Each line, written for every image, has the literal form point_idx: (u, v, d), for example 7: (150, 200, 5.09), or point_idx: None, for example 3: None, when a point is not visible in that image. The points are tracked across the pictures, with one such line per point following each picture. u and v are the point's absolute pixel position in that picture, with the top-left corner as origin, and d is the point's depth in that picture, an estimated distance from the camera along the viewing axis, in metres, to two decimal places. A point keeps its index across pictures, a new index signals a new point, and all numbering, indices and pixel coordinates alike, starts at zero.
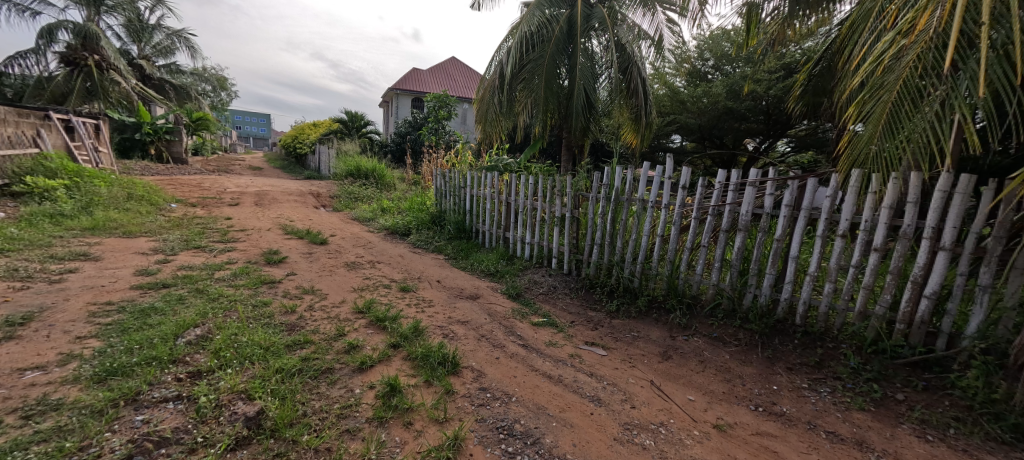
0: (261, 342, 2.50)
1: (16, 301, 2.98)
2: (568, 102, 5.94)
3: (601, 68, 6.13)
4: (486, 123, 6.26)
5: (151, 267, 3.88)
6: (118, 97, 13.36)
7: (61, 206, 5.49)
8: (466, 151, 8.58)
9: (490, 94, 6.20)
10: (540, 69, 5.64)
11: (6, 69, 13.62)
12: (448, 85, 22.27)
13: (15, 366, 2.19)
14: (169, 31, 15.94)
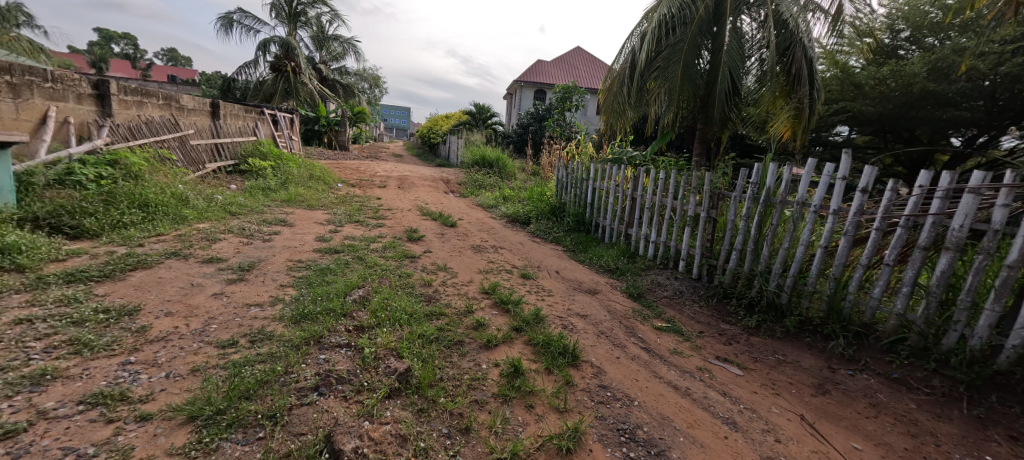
0: (405, 309, 2.86)
1: (243, 253, 3.93)
2: (709, 90, 5.34)
3: (751, 50, 5.40)
4: (612, 114, 5.99)
5: (326, 235, 4.73)
6: (306, 96, 16.56)
7: (269, 181, 7.02)
8: (589, 143, 8.41)
9: (619, 84, 5.91)
10: (679, 55, 5.16)
11: (238, 76, 17.66)
12: (574, 76, 22.18)
13: (244, 302, 2.90)
14: (345, 39, 18.38)
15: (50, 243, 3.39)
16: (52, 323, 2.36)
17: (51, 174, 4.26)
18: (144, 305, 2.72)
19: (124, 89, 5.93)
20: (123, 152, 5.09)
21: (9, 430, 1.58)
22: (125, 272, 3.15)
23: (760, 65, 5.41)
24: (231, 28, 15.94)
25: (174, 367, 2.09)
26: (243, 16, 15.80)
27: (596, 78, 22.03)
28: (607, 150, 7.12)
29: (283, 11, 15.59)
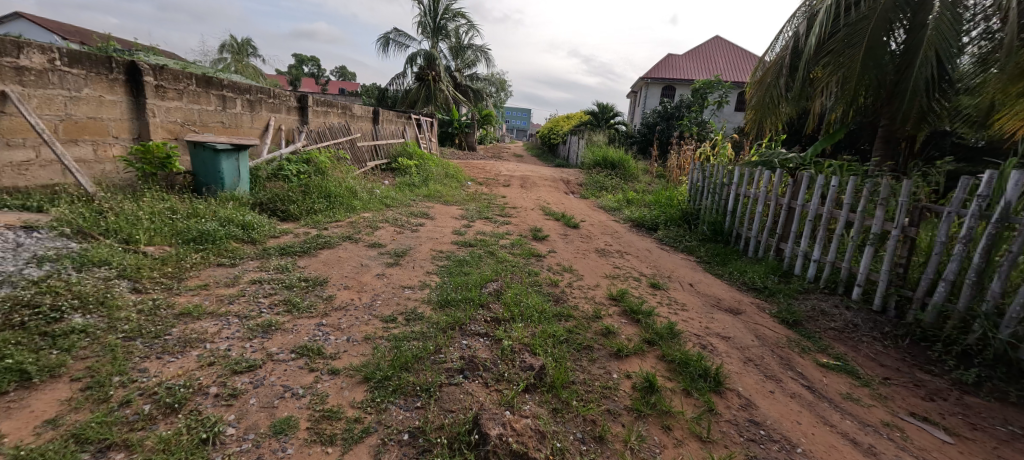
0: (535, 306, 2.94)
1: (398, 241, 4.51)
2: (901, 78, 4.25)
3: (972, 22, 4.07)
4: (763, 110, 5.26)
5: (461, 229, 5.14)
6: (443, 102, 17.69)
7: (413, 178, 7.93)
8: (728, 144, 7.48)
9: (774, 75, 5.13)
10: (857, 37, 4.23)
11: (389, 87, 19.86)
12: (716, 69, 20.13)
13: (400, 284, 3.32)
14: (477, 48, 19.23)
15: (270, 223, 4.38)
16: (272, 286, 3.04)
17: (268, 170, 5.59)
18: (329, 278, 3.32)
19: (317, 101, 7.29)
20: (313, 152, 6.33)
21: (251, 365, 2.09)
22: (316, 250, 3.90)
23: (988, 40, 4.06)
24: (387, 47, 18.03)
25: (352, 333, 2.50)
26: (398, 34, 17.96)
27: (742, 70, 19.66)
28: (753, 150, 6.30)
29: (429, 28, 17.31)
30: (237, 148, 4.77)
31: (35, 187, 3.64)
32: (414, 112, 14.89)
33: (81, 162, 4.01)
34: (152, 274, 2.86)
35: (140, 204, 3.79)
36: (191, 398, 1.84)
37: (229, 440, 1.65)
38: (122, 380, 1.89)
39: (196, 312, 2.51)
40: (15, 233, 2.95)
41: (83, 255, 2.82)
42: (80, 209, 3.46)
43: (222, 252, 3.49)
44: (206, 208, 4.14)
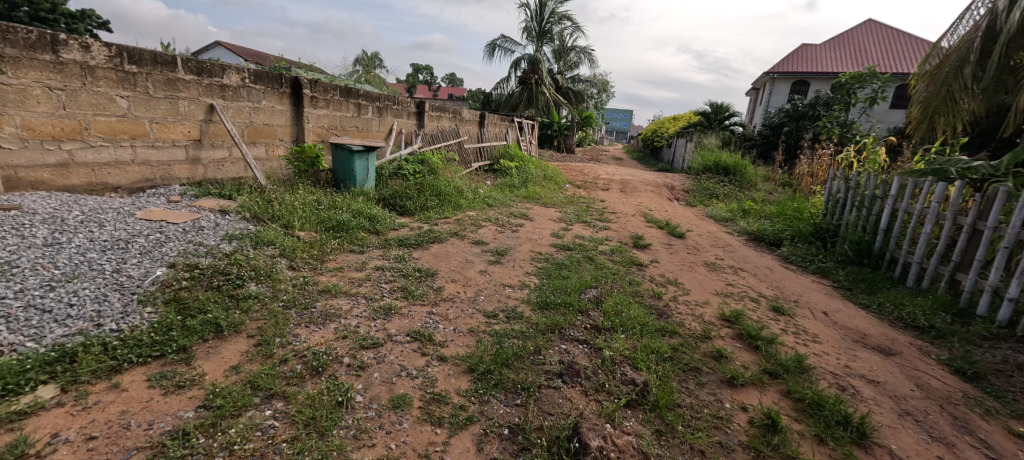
0: (637, 318, 2.80)
1: (499, 240, 4.67)
2: None
3: None
4: (936, 106, 4.30)
5: (559, 232, 5.14)
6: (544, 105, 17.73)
7: (514, 179, 8.14)
8: (881, 148, 6.26)
9: (955, 62, 4.15)
10: None
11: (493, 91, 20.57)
12: (868, 59, 17.14)
13: (500, 282, 3.44)
14: (580, 49, 18.74)
15: (391, 217, 4.87)
16: (391, 273, 3.38)
17: (390, 169, 6.24)
18: (438, 271, 3.58)
19: (432, 106, 7.90)
20: (427, 154, 6.89)
21: (375, 342, 2.36)
22: (427, 244, 4.23)
23: None
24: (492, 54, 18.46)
25: (458, 324, 2.67)
26: (504, 41, 17.44)
27: (905, 60, 16.46)
28: (918, 156, 5.21)
29: (533, 33, 17.32)
30: (368, 149, 5.39)
31: (228, 179, 4.59)
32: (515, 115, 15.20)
33: (257, 160, 4.91)
34: (302, 255, 3.38)
35: (296, 196, 4.51)
36: (330, 364, 2.15)
37: (357, 406, 1.90)
38: (281, 341, 2.28)
39: (334, 290, 2.91)
40: (213, 215, 3.72)
41: (256, 235, 3.45)
42: (256, 198, 4.23)
43: (353, 240, 3.98)
44: (342, 201, 4.77)
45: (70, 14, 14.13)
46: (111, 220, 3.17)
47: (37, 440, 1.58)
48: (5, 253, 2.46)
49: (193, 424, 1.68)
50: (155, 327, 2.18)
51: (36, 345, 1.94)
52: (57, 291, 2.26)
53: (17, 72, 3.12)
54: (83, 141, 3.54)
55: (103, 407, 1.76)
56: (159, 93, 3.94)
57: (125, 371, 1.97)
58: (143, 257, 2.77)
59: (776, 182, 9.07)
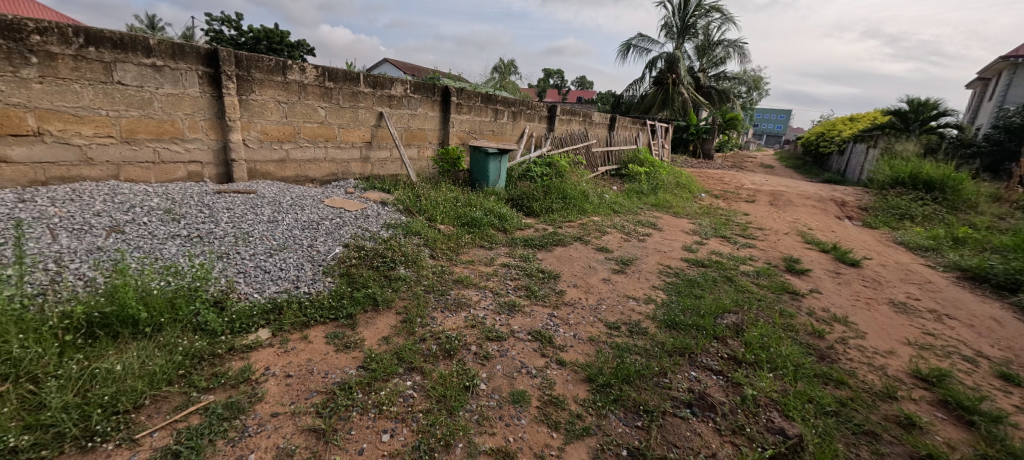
0: (789, 356, 2.41)
1: (624, 248, 4.49)
2: None
3: None
4: None
5: (692, 245, 4.72)
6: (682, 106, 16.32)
7: (643, 185, 7.74)
8: None
9: None
10: None
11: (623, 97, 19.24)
12: None
13: (625, 293, 3.30)
14: (729, 42, 16.93)
15: (518, 217, 5.07)
16: (516, 272, 3.51)
17: (519, 170, 6.50)
18: (561, 274, 3.59)
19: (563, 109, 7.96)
20: (556, 156, 6.99)
21: (499, 335, 2.48)
22: (551, 246, 4.27)
23: None
24: (628, 53, 17.70)
25: (578, 331, 2.65)
26: (640, 41, 16.67)
27: None
28: None
29: (676, 28, 16.14)
30: (502, 152, 5.68)
31: (387, 175, 5.32)
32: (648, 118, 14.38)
33: (411, 160, 5.58)
34: (442, 246, 3.73)
35: (439, 192, 4.99)
36: (460, 349, 2.33)
37: (481, 394, 2.03)
38: (421, 321, 2.55)
39: (466, 281, 3.14)
40: (376, 206, 4.35)
41: (407, 226, 3.91)
42: (408, 193, 4.80)
43: (483, 236, 4.24)
44: (476, 199, 5.13)
45: (291, 45, 17.80)
46: (309, 205, 3.93)
47: (257, 369, 2.05)
48: (245, 224, 3.25)
49: (354, 381, 2.01)
50: (333, 294, 2.65)
51: (259, 295, 2.52)
52: (274, 257, 2.91)
53: (260, 91, 4.07)
54: (295, 142, 4.46)
55: (297, 353, 2.20)
56: (346, 104, 4.74)
57: (312, 327, 2.43)
58: (328, 236, 3.38)
59: (1013, 205, 6.92)
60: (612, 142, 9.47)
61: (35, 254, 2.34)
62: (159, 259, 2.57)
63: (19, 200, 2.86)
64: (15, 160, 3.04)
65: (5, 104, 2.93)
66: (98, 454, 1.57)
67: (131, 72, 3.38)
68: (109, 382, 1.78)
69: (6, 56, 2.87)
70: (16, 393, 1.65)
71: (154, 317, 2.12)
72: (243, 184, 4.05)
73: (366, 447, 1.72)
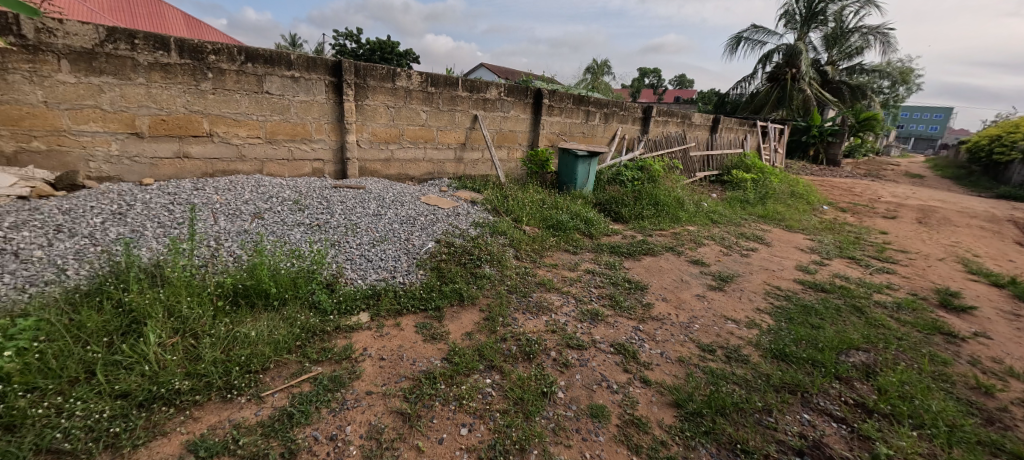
0: (939, 411, 1.97)
1: (723, 263, 4.07)
2: None
3: None
4: None
5: (809, 266, 4.13)
6: (803, 104, 14.32)
7: (749, 194, 6.98)
8: None
9: None
10: None
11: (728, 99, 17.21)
12: None
13: (723, 313, 2.98)
14: (869, 29, 14.62)
15: (605, 222, 4.88)
16: (601, 279, 3.37)
17: (609, 174, 6.28)
18: (650, 285, 3.37)
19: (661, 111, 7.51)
20: (649, 160, 6.62)
21: (580, 344, 2.39)
22: (640, 255, 4.03)
23: None
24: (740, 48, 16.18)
25: (666, 349, 2.45)
26: (754, 32, 15.11)
27: None
28: None
29: (801, 16, 14.39)
30: (591, 155, 5.54)
31: (477, 176, 5.49)
32: (760, 117, 12.94)
33: (501, 162, 5.70)
34: (526, 247, 3.73)
35: (526, 194, 5.01)
36: (539, 353, 2.28)
37: (558, 402, 1.96)
38: (503, 321, 2.56)
39: (548, 285, 3.09)
40: (466, 204, 4.50)
41: (494, 225, 3.97)
42: (496, 194, 4.88)
43: (569, 240, 4.16)
44: (563, 202, 5.05)
45: (401, 54, 19.27)
46: (407, 201, 4.20)
47: (357, 349, 2.22)
48: (354, 216, 3.57)
49: (438, 371, 2.07)
50: (424, 287, 2.78)
51: (362, 282, 2.74)
52: (377, 248, 3.15)
53: (374, 97, 4.45)
54: (398, 144, 4.80)
55: (391, 338, 2.34)
56: (445, 107, 4.98)
57: (404, 315, 2.57)
58: (422, 230, 3.57)
59: None
60: (715, 145, 8.71)
61: (202, 233, 2.82)
62: (287, 243, 2.93)
63: (194, 188, 3.47)
64: (193, 156, 3.70)
65: (190, 111, 3.58)
66: (235, 405, 1.81)
67: (276, 83, 3.90)
68: (246, 344, 2.05)
69: (191, 73, 3.50)
70: (183, 344, 1.97)
71: (281, 292, 2.40)
72: (355, 180, 4.46)
73: (446, 437, 1.76)
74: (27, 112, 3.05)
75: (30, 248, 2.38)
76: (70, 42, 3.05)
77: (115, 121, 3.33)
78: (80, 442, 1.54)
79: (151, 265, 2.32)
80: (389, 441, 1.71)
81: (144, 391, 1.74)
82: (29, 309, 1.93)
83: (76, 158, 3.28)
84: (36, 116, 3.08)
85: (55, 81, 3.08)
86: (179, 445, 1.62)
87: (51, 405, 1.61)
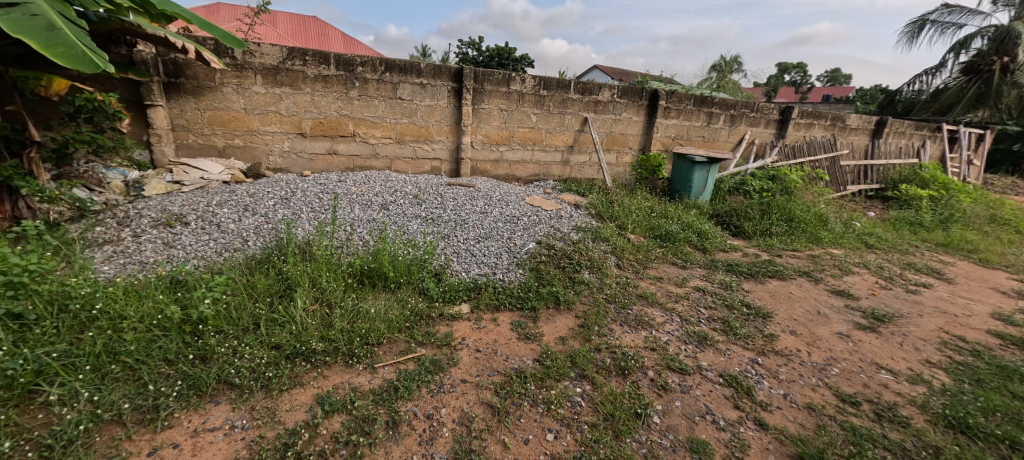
0: None
1: (879, 297, 3.37)
2: None
3: None
4: None
5: (1012, 315, 3.19)
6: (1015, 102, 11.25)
7: (923, 215, 5.69)
8: None
9: None
10: None
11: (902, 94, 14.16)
12: None
13: (874, 359, 2.47)
14: None
15: (723, 237, 4.40)
16: (713, 300, 3.03)
17: (732, 183, 5.66)
18: (775, 313, 2.93)
19: (805, 113, 6.53)
20: (785, 169, 5.81)
21: (682, 367, 2.18)
22: (764, 277, 3.54)
23: None
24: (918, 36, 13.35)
25: (791, 391, 2.11)
26: (944, 13, 12.28)
27: None
28: None
29: None
30: (712, 161, 5.04)
31: (583, 179, 5.39)
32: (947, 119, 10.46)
33: (609, 165, 5.52)
34: (629, 256, 3.53)
35: (633, 200, 4.76)
36: (636, 371, 2.13)
37: (653, 427, 1.80)
38: (599, 330, 2.45)
39: (651, 298, 2.88)
40: (570, 208, 4.43)
41: (596, 231, 3.84)
42: (602, 198, 4.73)
43: (678, 253, 3.83)
44: (674, 211, 4.69)
45: (517, 59, 19.86)
46: (512, 201, 4.28)
47: (456, 337, 2.30)
48: (464, 213, 3.75)
49: (529, 372, 2.05)
50: (522, 286, 2.80)
51: (465, 275, 2.86)
52: (482, 244, 3.26)
53: (489, 100, 4.63)
54: (509, 145, 4.93)
55: (488, 332, 2.38)
56: (555, 110, 4.98)
57: (502, 311, 2.61)
58: (525, 231, 3.61)
59: None
60: (873, 154, 7.30)
61: (342, 219, 3.23)
62: (406, 233, 3.20)
63: (338, 181, 3.98)
64: (339, 153, 4.26)
65: (340, 115, 4.12)
66: (354, 370, 2.00)
67: (408, 89, 4.28)
68: (367, 319, 2.26)
69: (343, 82, 4.02)
70: (320, 311, 2.25)
71: (397, 275, 2.60)
72: (466, 178, 4.70)
73: (532, 439, 1.73)
74: (232, 116, 3.79)
75: (227, 221, 2.96)
76: (263, 61, 3.72)
77: (288, 123, 3.97)
78: (245, 379, 1.82)
79: (303, 243, 2.72)
80: (478, 431, 1.74)
81: (291, 346, 2.00)
82: (223, 269, 2.38)
83: (261, 152, 3.98)
84: (238, 119, 3.81)
85: (252, 91, 3.78)
86: (311, 396, 1.82)
87: (229, 346, 1.93)
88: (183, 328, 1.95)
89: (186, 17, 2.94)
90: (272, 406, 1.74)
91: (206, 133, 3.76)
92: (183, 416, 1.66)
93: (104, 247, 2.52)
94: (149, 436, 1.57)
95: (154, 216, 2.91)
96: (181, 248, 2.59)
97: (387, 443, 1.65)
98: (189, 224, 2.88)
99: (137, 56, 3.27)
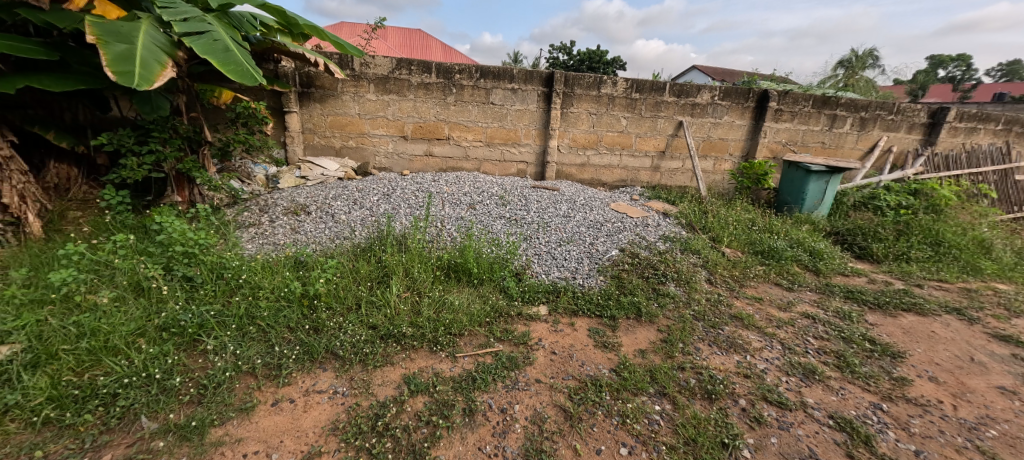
0: None
1: None
2: None
3: None
4: None
5: None
6: None
7: None
8: None
9: None
10: None
11: None
12: None
13: None
14: None
15: (843, 258, 3.89)
16: (824, 330, 2.70)
17: (857, 198, 4.98)
18: (909, 353, 2.53)
19: (962, 115, 5.50)
20: (934, 182, 4.95)
21: (782, 400, 1.99)
22: (897, 309, 3.06)
23: None
24: None
25: (925, 448, 1.82)
26: None
27: None
28: None
29: None
30: (832, 171, 4.49)
31: (675, 187, 5.15)
32: None
33: (704, 173, 5.20)
34: (723, 271, 3.30)
35: (731, 211, 4.42)
36: (724, 397, 2.00)
37: None
38: (683, 348, 2.34)
39: (747, 320, 2.66)
40: (658, 216, 4.27)
41: (686, 242, 3.65)
42: (694, 207, 4.47)
43: (783, 272, 3.48)
44: (781, 226, 4.26)
45: (609, 62, 19.45)
46: (596, 206, 4.25)
47: (533, 337, 2.36)
48: (547, 215, 3.82)
49: (605, 381, 2.04)
50: (602, 293, 2.77)
51: (545, 277, 2.91)
52: (564, 248, 3.29)
53: (578, 104, 4.65)
54: (596, 150, 4.89)
55: (564, 335, 2.41)
56: (647, 114, 4.81)
57: (580, 316, 2.61)
58: (608, 237, 3.56)
59: None
60: None
61: (434, 216, 3.49)
62: (490, 232, 3.35)
63: (433, 180, 4.29)
64: (435, 155, 4.58)
65: (437, 119, 4.43)
66: (437, 357, 2.15)
67: (499, 95, 4.47)
68: (450, 310, 2.41)
69: (442, 89, 4.32)
70: (411, 299, 2.46)
71: (480, 271, 2.74)
72: (551, 182, 4.76)
73: (605, 450, 1.72)
74: (348, 121, 4.28)
75: (339, 213, 3.36)
76: (376, 71, 4.15)
77: (392, 127, 4.38)
78: (347, 352, 2.06)
79: (400, 236, 2.99)
80: (549, 432, 1.77)
81: (386, 328, 2.22)
82: (334, 253, 2.71)
83: (369, 153, 4.45)
84: (353, 124, 4.30)
85: (366, 99, 4.23)
86: (399, 375, 2.00)
87: (336, 322, 2.20)
88: (302, 301, 2.27)
89: (318, 34, 3.40)
90: (368, 379, 1.95)
91: (328, 136, 4.29)
92: (298, 376, 1.94)
93: (249, 229, 3.02)
94: (274, 390, 1.86)
95: (285, 206, 3.40)
96: (303, 233, 3.00)
97: (463, 428, 1.76)
98: (311, 214, 3.32)
99: (280, 70, 3.86)
